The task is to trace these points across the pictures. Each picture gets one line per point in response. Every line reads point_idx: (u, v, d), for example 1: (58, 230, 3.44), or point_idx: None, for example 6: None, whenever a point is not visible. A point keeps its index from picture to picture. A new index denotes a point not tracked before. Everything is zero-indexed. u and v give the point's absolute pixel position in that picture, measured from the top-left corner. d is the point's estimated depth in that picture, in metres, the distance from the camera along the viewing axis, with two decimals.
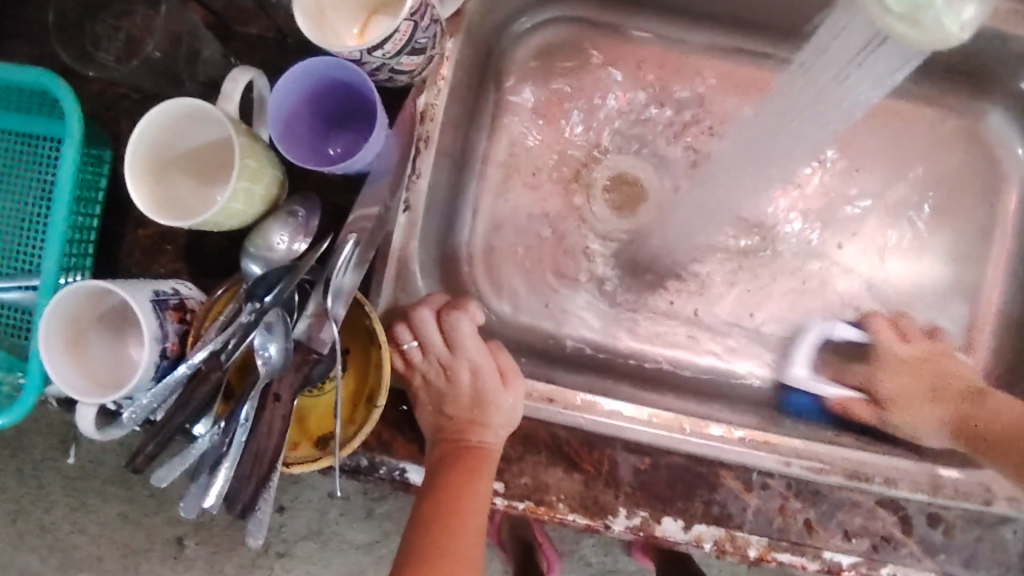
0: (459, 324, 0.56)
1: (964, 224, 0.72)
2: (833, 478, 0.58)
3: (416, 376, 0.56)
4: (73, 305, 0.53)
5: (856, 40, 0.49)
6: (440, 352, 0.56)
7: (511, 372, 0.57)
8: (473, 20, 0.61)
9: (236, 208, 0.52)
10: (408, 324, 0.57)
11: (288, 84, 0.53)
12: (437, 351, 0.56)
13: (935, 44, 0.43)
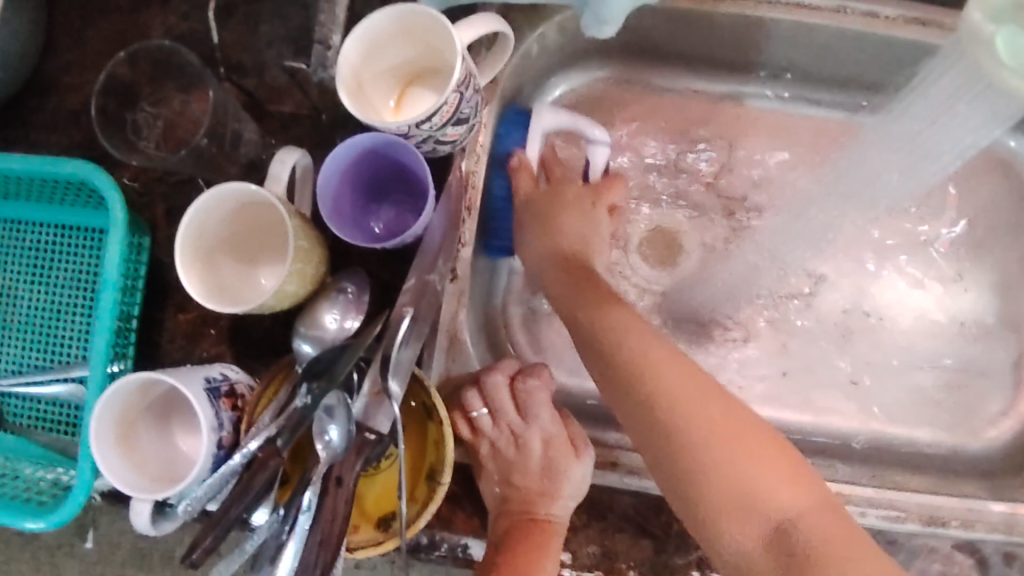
0: (535, 394, 0.54)
1: (1004, 254, 0.71)
2: (910, 526, 0.56)
3: (484, 444, 0.55)
4: (125, 398, 0.51)
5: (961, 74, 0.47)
6: (510, 420, 0.55)
7: (583, 440, 0.55)
8: (506, 86, 0.61)
9: (289, 290, 0.51)
10: (478, 390, 0.55)
11: (337, 148, 0.52)
12: (507, 419, 0.54)
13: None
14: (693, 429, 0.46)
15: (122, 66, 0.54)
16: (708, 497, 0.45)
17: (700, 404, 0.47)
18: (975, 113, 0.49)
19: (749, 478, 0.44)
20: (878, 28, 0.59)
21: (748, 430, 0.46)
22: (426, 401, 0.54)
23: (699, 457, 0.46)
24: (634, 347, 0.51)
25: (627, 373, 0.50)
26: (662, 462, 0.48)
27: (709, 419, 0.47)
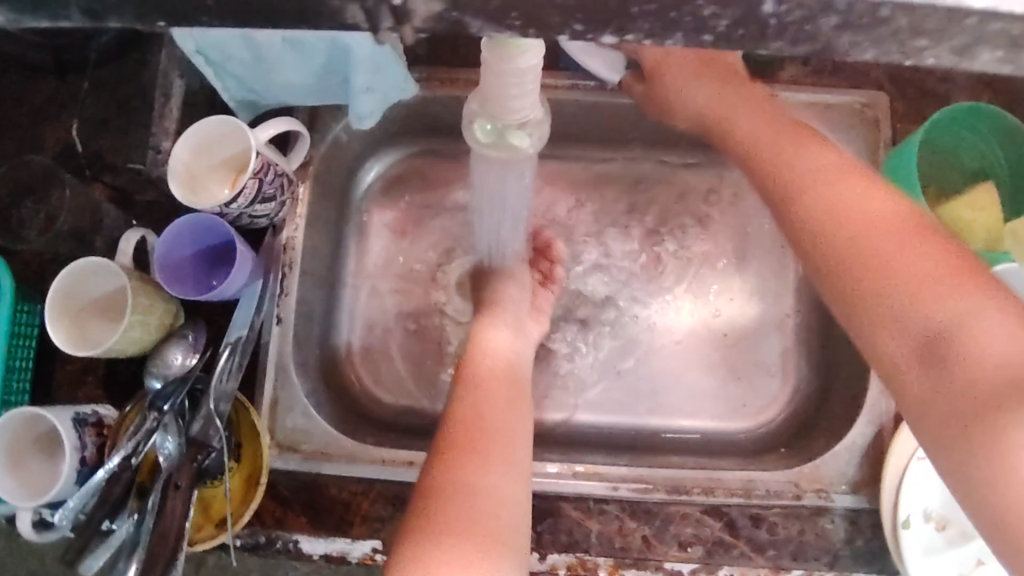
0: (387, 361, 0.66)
1: (760, 265, 0.82)
2: (656, 495, 0.69)
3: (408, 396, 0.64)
4: (13, 430, 0.66)
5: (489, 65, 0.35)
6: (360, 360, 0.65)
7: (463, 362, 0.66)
8: (320, 168, 0.75)
9: (134, 335, 0.65)
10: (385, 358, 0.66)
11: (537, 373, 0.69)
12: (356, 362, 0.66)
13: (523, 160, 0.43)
14: (851, 242, 0.52)
15: (20, 171, 0.72)
16: (959, 349, 0.45)
17: (871, 265, 0.50)
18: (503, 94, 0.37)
19: (909, 282, 0.48)
20: (606, 96, 0.76)
21: (890, 250, 0.50)
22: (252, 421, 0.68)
23: (879, 265, 0.50)
24: (808, 200, 0.56)
25: (785, 205, 0.58)
26: (837, 286, 0.52)
27: (842, 253, 0.52)
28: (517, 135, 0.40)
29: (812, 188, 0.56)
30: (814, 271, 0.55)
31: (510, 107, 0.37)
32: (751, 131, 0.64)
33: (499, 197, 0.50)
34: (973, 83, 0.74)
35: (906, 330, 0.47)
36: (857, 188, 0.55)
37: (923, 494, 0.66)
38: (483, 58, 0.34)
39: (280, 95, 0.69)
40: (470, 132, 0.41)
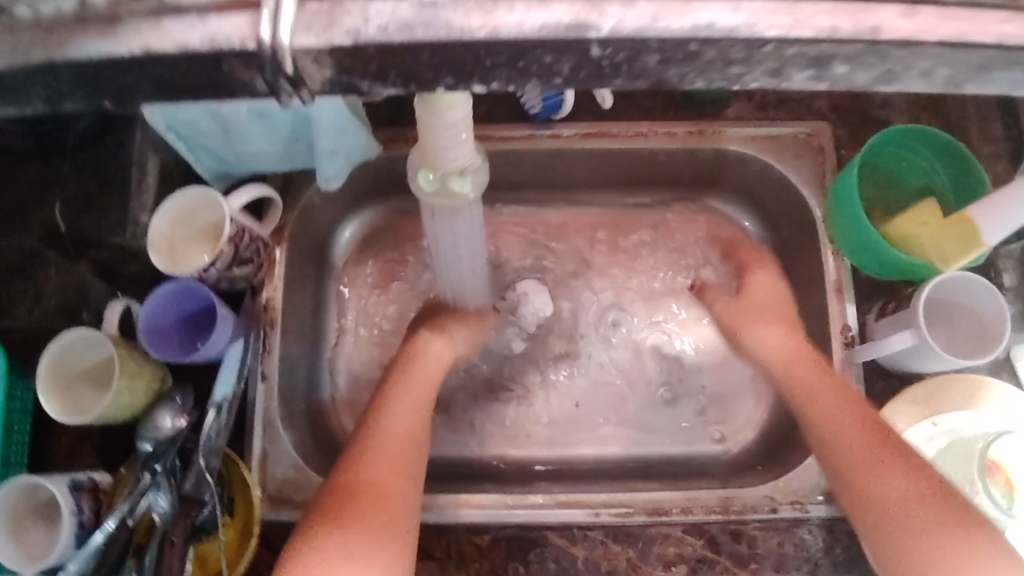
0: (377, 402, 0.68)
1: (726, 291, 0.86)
2: (637, 519, 0.70)
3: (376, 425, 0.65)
4: (13, 499, 0.68)
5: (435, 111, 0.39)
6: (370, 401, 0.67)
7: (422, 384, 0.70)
8: (296, 230, 0.79)
9: (122, 400, 0.68)
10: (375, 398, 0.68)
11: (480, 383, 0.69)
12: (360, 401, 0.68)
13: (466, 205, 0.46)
14: (858, 488, 0.63)
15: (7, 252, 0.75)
16: (914, 545, 0.58)
17: (864, 476, 0.63)
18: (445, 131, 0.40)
19: (876, 488, 0.62)
20: (562, 143, 0.78)
21: (908, 466, 0.62)
22: (242, 475, 0.70)
23: (874, 499, 0.62)
24: (819, 407, 0.68)
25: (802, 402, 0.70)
26: (854, 502, 0.64)
27: (851, 449, 0.65)
28: (458, 183, 0.43)
29: (824, 414, 0.67)
30: (821, 419, 0.68)
31: (446, 157, 0.41)
32: (770, 289, 0.79)
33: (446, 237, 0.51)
34: (907, 107, 0.78)
35: (850, 471, 0.64)
36: (838, 400, 0.68)
37: None
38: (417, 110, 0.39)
39: (252, 165, 0.73)
40: (415, 182, 0.44)
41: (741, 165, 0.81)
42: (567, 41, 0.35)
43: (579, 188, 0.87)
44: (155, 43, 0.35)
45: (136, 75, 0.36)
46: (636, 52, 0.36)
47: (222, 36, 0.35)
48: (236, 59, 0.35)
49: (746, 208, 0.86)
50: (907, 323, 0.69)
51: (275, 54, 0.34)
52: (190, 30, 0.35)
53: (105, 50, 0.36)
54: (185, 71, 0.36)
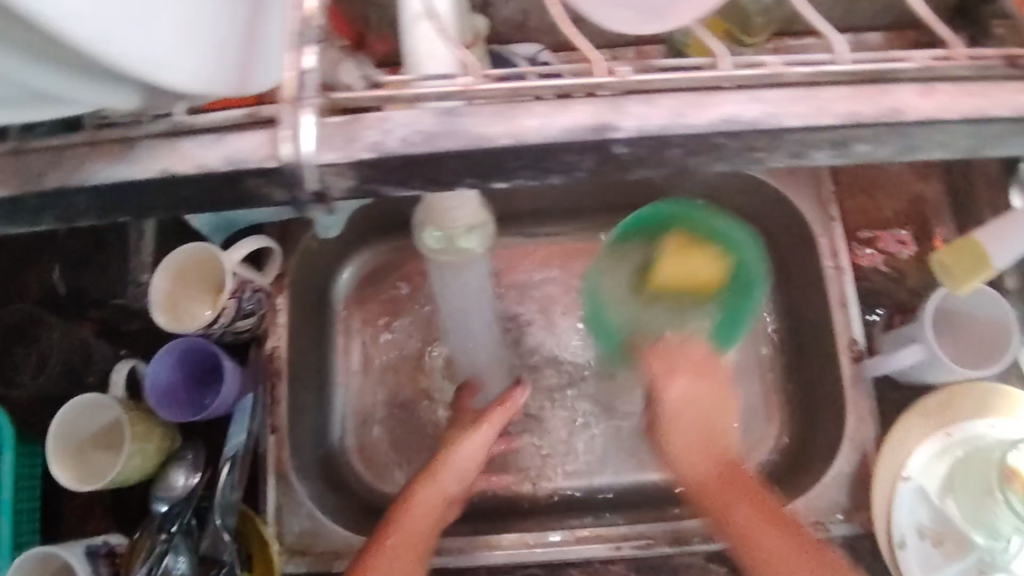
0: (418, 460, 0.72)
1: None
2: (660, 549, 0.70)
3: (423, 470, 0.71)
4: (29, 571, 0.66)
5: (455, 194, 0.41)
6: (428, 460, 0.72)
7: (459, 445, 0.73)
8: (297, 276, 0.79)
9: (135, 463, 0.67)
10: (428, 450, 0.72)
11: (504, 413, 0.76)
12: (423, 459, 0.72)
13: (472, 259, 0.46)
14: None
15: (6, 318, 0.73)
16: None
17: (771, 555, 0.67)
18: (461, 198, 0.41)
19: None
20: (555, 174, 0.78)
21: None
22: (259, 532, 0.69)
23: None
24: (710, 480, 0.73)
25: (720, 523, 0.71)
26: None
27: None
28: (466, 239, 0.43)
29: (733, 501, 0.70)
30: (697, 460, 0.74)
31: (454, 218, 0.41)
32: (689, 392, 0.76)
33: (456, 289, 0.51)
34: None
35: (748, 521, 0.69)
36: (757, 514, 0.70)
37: (913, 512, 0.68)
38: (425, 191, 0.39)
39: (251, 216, 0.73)
40: (422, 242, 0.43)
41: (738, 183, 0.81)
42: (593, 141, 0.37)
43: (577, 214, 0.87)
44: (174, 165, 0.37)
45: (144, 197, 0.38)
46: (657, 149, 0.37)
47: (240, 155, 0.37)
48: (256, 176, 0.37)
49: (744, 225, 0.86)
50: (913, 337, 0.68)
51: (297, 167, 0.36)
52: (207, 152, 0.37)
53: (119, 172, 0.38)
54: (203, 189, 0.37)
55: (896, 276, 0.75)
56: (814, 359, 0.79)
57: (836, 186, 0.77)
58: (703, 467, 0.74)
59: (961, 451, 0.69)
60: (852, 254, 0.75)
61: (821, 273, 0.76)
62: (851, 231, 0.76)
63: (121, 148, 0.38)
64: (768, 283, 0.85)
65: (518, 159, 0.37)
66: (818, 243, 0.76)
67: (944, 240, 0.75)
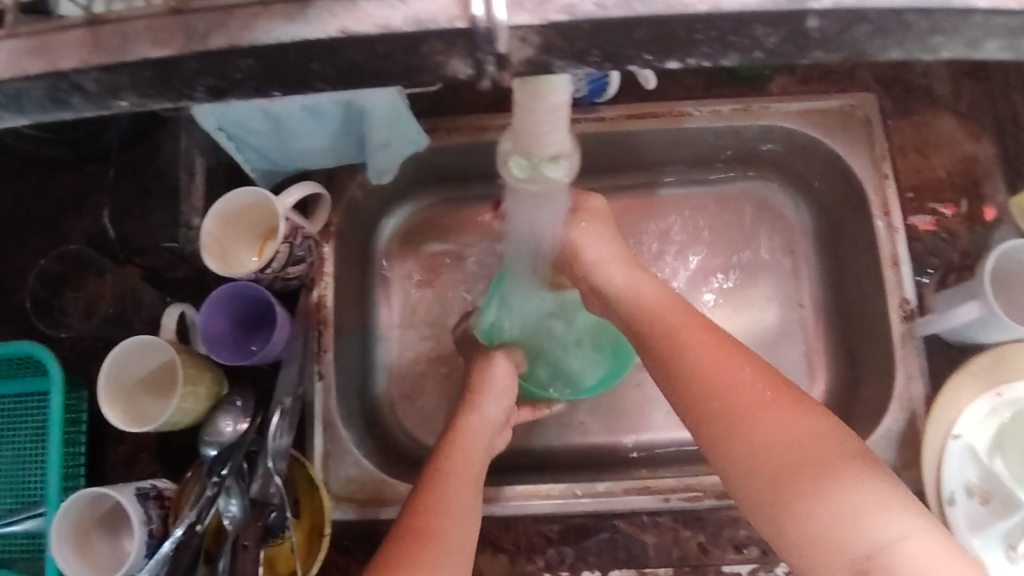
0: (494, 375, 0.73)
1: (773, 270, 0.85)
2: (707, 502, 0.70)
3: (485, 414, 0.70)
4: (78, 513, 0.67)
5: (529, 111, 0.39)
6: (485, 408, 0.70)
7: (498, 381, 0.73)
8: (342, 227, 0.78)
9: (187, 406, 0.67)
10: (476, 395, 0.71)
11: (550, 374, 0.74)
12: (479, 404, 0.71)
13: (550, 190, 0.47)
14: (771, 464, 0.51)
15: (55, 263, 0.74)
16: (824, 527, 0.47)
17: (773, 433, 0.51)
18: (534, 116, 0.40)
19: (787, 503, 0.49)
20: (606, 126, 0.77)
21: (842, 460, 0.49)
22: (306, 477, 0.70)
23: (795, 503, 0.49)
24: (678, 330, 0.59)
25: (680, 382, 0.57)
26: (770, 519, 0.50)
27: (782, 451, 0.51)
28: (551, 165, 0.44)
29: (699, 352, 0.57)
30: (713, 360, 0.56)
31: (543, 142, 0.42)
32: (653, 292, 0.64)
33: (529, 218, 0.52)
34: (950, 76, 0.77)
35: (728, 409, 0.53)
36: (771, 407, 0.53)
37: (962, 469, 0.68)
38: (516, 98, 0.39)
39: (299, 163, 0.73)
40: (506, 168, 0.45)
41: (787, 141, 0.80)
42: (785, 12, 0.32)
43: (620, 171, 0.86)
44: (353, 26, 0.32)
45: (311, 64, 0.34)
46: (849, 24, 0.32)
47: (428, 14, 0.32)
48: (439, 40, 0.32)
49: (790, 185, 0.85)
50: (970, 295, 0.68)
51: (491, 31, 0.31)
52: (390, 10, 0.32)
53: (295, 31, 0.32)
54: (380, 54, 0.33)
55: (948, 236, 0.74)
56: (861, 319, 0.78)
57: (890, 144, 0.76)
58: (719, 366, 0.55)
59: (1011, 412, 0.69)
60: (903, 213, 0.75)
61: (872, 232, 0.76)
62: (903, 190, 0.75)
63: (284, 13, 0.32)
64: (810, 244, 0.85)
65: (706, 26, 0.32)
66: (869, 202, 0.75)
67: (996, 201, 0.75)
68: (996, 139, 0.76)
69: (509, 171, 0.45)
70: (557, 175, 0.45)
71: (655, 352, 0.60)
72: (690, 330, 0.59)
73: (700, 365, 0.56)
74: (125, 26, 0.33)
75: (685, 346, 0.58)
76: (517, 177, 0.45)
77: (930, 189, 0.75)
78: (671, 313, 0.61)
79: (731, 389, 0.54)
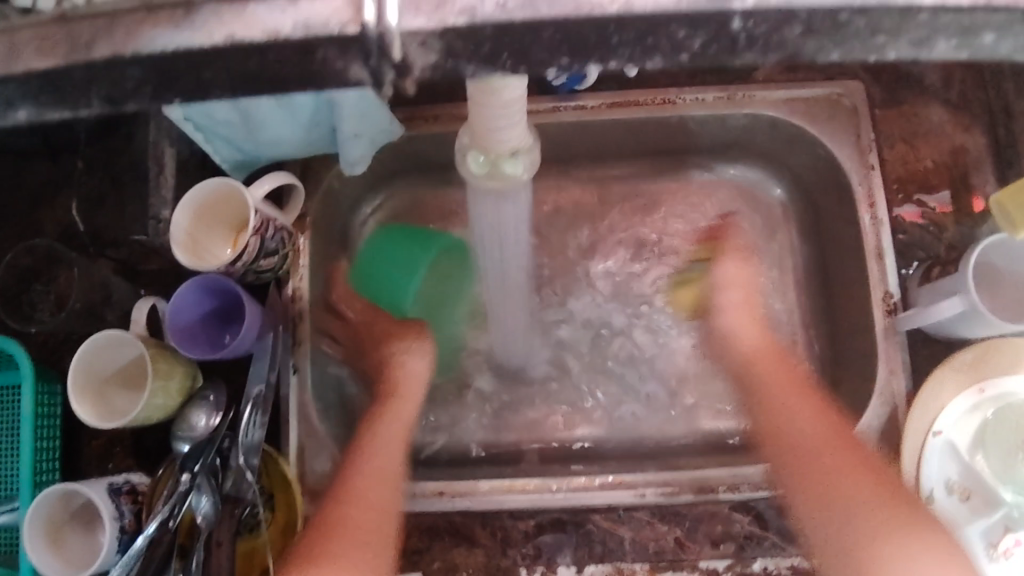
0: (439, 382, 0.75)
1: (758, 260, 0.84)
2: (683, 497, 0.70)
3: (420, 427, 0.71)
4: (50, 509, 0.66)
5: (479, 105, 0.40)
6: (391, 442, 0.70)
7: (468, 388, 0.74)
8: (319, 217, 0.77)
9: (157, 402, 0.67)
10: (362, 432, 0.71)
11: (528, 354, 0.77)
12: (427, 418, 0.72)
13: (513, 188, 0.46)
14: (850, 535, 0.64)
15: (25, 255, 0.73)
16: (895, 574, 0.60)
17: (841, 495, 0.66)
18: (483, 112, 0.40)
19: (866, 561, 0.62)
20: (589, 115, 0.76)
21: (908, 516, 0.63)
22: (280, 473, 0.70)
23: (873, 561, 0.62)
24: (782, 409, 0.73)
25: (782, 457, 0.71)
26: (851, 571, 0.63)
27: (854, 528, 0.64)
28: (510, 162, 0.44)
29: (797, 427, 0.71)
30: (816, 425, 0.71)
31: (500, 140, 0.42)
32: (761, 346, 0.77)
33: (496, 216, 0.51)
34: (939, 64, 0.76)
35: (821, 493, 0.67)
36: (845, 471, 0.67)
37: (942, 466, 0.68)
38: (469, 93, 0.39)
39: (273, 153, 0.71)
40: (464, 164, 0.44)
41: (773, 132, 0.78)
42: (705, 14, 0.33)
43: (603, 161, 0.84)
44: (240, 31, 0.34)
45: (213, 70, 0.35)
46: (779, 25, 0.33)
47: (317, 21, 0.34)
48: (334, 46, 0.34)
49: (777, 175, 0.84)
50: (951, 290, 0.67)
51: (383, 35, 0.33)
52: (281, 17, 0.34)
53: (176, 39, 0.35)
54: (275, 59, 0.35)
55: (933, 229, 0.73)
56: (845, 312, 0.77)
57: (877, 135, 0.75)
58: (826, 435, 0.69)
59: (992, 409, 0.68)
60: (889, 205, 0.74)
61: (857, 224, 0.74)
62: (888, 183, 0.74)
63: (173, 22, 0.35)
64: (796, 235, 0.84)
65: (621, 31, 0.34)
66: (854, 194, 0.74)
67: (982, 193, 0.73)
68: (985, 130, 0.75)
69: (467, 169, 0.45)
70: (514, 172, 0.44)
71: (754, 396, 0.76)
72: (791, 398, 0.73)
73: (797, 431, 0.71)
74: (11, 36, 0.37)
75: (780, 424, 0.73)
76: (474, 176, 0.45)
77: (916, 181, 0.74)
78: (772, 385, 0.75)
79: (824, 454, 0.69)
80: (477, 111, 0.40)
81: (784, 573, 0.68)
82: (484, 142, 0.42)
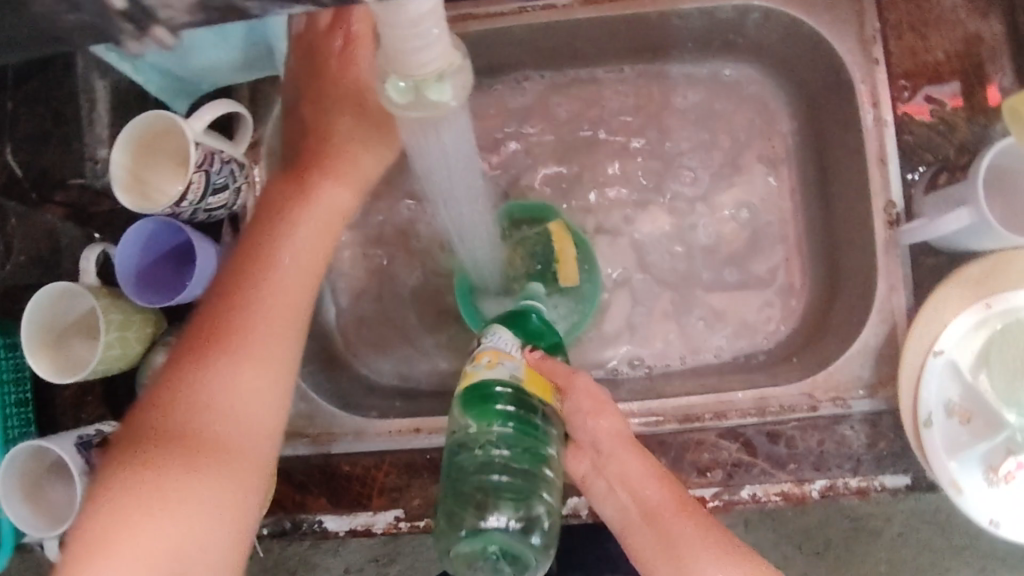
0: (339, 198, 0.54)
1: (750, 168, 0.78)
2: (668, 427, 0.68)
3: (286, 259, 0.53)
4: (20, 465, 0.65)
5: (388, 19, 0.33)
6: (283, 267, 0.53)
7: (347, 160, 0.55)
8: (272, 145, 0.72)
9: (116, 352, 0.64)
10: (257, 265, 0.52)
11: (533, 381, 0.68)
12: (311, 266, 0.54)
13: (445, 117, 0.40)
14: None
15: None
16: None
17: None
18: (392, 33, 0.34)
19: None
20: (558, 15, 0.68)
21: None
22: None
23: None
24: (662, 508, 0.56)
25: (662, 558, 0.55)
26: None
27: None
28: (436, 88, 0.38)
29: (669, 543, 0.55)
30: (615, 485, 0.58)
31: (417, 63, 0.36)
32: (610, 416, 0.58)
33: (432, 147, 0.45)
34: None
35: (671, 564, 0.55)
36: (690, 525, 0.55)
37: (941, 388, 0.64)
38: (372, 5, 0.33)
39: (216, 78, 0.66)
40: (387, 90, 0.38)
41: (766, 24, 0.71)
42: None
43: (580, 64, 0.77)
44: None
45: None
46: None
47: None
48: None
49: (773, 72, 0.76)
50: (960, 200, 0.61)
51: None
52: None
53: None
54: None
55: (944, 129, 0.65)
56: (842, 225, 0.72)
57: (882, 23, 0.66)
58: (691, 535, 0.55)
59: (1000, 325, 0.63)
60: (894, 103, 0.66)
61: (858, 125, 0.68)
62: (894, 79, 0.66)
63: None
64: (790, 138, 0.78)
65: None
66: (857, 91, 0.67)
67: (1001, 87, 0.65)
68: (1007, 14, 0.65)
69: (388, 97, 0.39)
70: (441, 102, 0.38)
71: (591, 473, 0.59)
72: (621, 454, 0.58)
73: (675, 523, 0.55)
74: None
75: (692, 557, 0.54)
76: (397, 105, 0.39)
77: (927, 75, 0.65)
78: (625, 508, 0.57)
79: (680, 548, 0.55)
80: (385, 33, 0.35)
81: (773, 501, 0.65)
82: (402, 67, 0.36)
